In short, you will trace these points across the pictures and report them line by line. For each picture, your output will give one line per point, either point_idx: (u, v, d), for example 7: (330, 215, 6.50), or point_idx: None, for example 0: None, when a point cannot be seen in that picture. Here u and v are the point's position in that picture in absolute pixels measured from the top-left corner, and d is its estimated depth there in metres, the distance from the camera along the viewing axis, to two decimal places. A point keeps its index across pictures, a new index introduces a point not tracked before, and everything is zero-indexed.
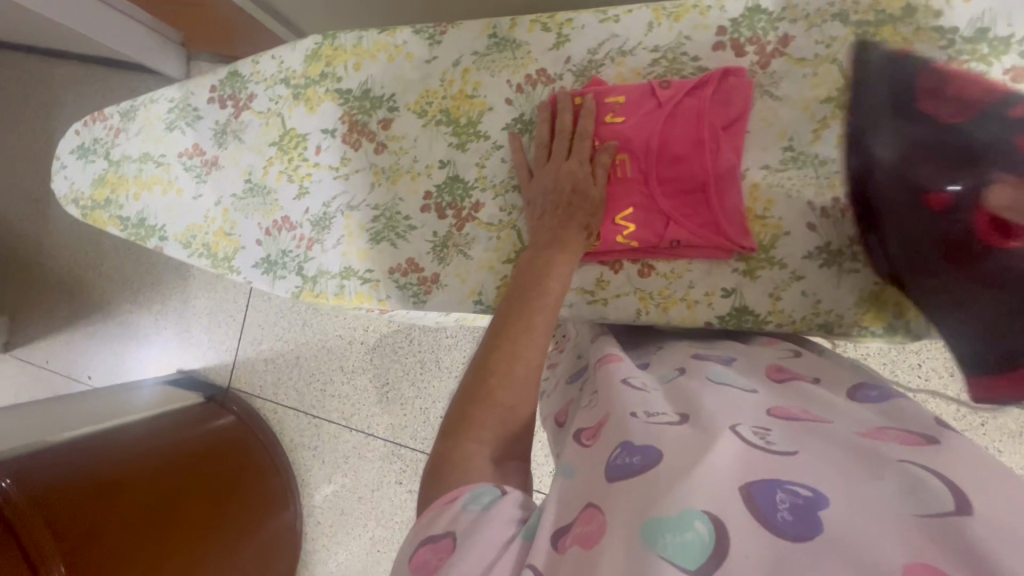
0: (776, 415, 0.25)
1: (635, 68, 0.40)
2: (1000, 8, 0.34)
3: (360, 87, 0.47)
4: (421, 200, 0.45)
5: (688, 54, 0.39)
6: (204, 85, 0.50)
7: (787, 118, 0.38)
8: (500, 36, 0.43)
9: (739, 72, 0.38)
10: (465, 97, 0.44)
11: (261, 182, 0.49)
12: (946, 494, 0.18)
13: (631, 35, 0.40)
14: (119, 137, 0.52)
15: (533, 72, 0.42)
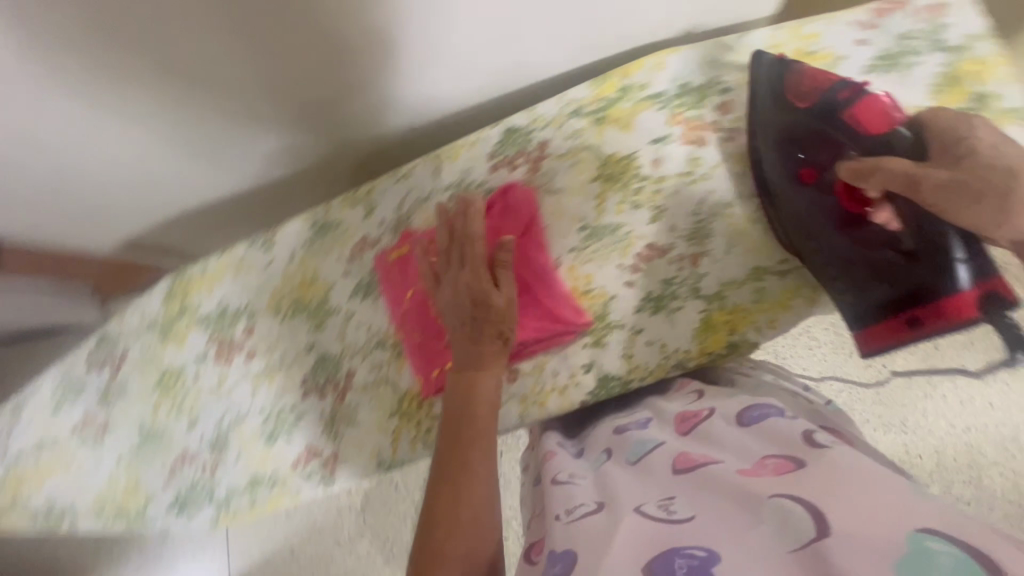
0: (678, 472, 0.31)
1: (437, 210, 0.45)
2: (687, 66, 0.41)
3: (218, 307, 0.50)
4: (300, 388, 0.47)
5: (475, 183, 0.45)
6: (80, 359, 0.52)
7: (572, 205, 0.42)
8: (320, 222, 0.48)
9: (515, 186, 0.43)
10: (308, 284, 0.48)
11: (153, 428, 0.50)
12: (809, 520, 0.23)
13: (424, 184, 0.46)
14: (12, 435, 0.53)
15: (358, 241, 0.47)
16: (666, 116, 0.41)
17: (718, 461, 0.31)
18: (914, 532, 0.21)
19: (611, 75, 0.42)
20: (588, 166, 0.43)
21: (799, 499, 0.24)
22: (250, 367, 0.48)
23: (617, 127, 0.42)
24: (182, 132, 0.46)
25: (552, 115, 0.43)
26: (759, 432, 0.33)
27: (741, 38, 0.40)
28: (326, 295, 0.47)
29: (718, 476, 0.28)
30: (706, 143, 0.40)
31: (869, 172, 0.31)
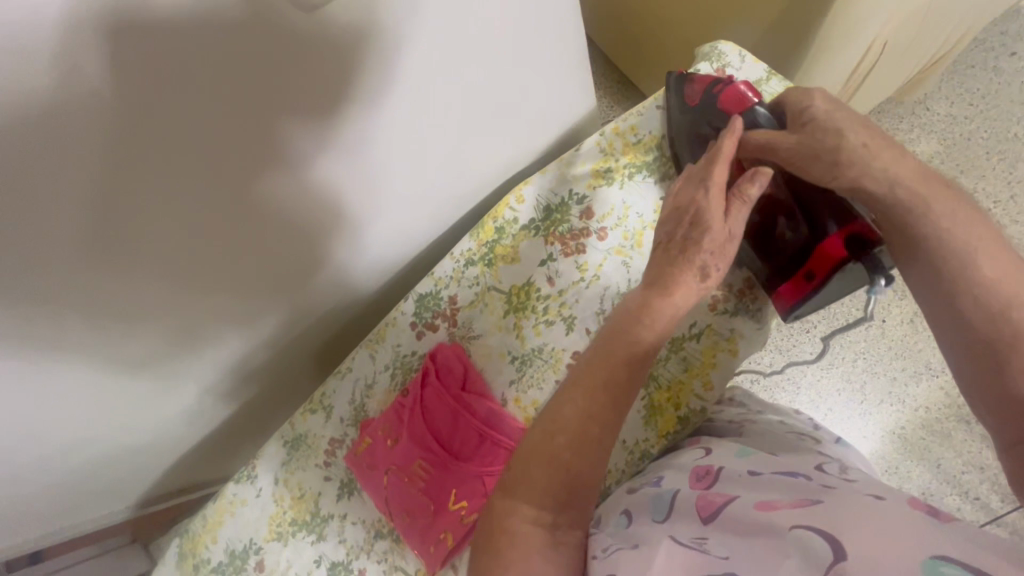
0: (708, 518, 0.32)
1: (385, 391, 0.49)
2: (541, 192, 0.46)
3: (226, 553, 0.51)
4: None
5: (408, 355, 0.48)
6: None
7: (496, 344, 0.46)
8: (291, 439, 0.51)
9: (441, 347, 0.47)
10: (298, 500, 0.50)
11: None
12: (831, 551, 0.25)
13: (366, 372, 0.49)
14: None
15: (327, 445, 0.50)
16: (542, 239, 0.46)
17: (735, 498, 0.32)
18: (930, 559, 0.23)
19: (484, 221, 0.47)
20: (495, 307, 0.47)
21: (818, 530, 0.26)
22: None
23: (507, 263, 0.46)
24: (135, 411, 0.50)
25: (450, 274, 0.48)
26: (776, 479, 0.33)
27: (575, 153, 0.46)
28: (315, 504, 0.50)
29: (739, 514, 0.30)
30: (585, 248, 0.45)
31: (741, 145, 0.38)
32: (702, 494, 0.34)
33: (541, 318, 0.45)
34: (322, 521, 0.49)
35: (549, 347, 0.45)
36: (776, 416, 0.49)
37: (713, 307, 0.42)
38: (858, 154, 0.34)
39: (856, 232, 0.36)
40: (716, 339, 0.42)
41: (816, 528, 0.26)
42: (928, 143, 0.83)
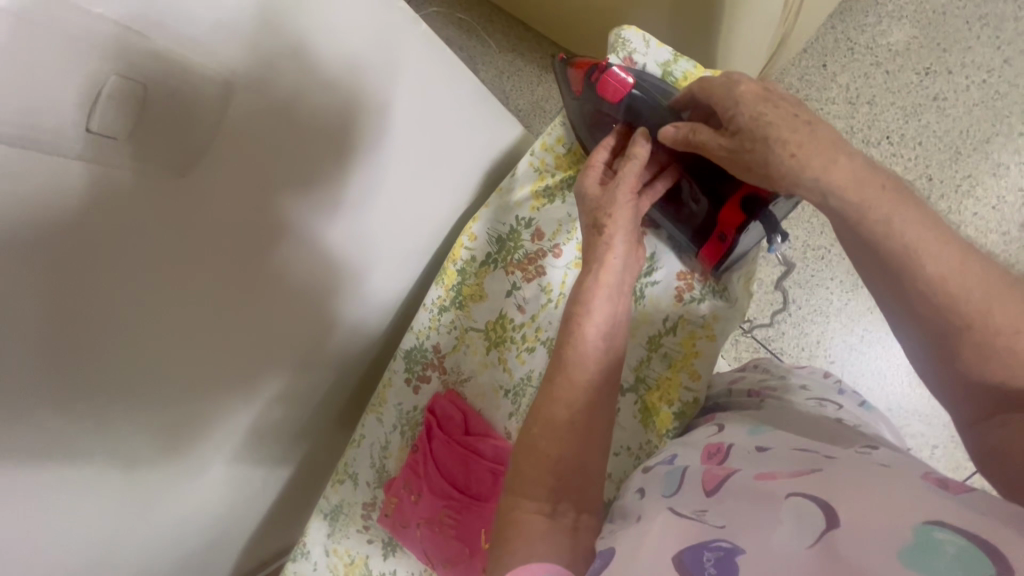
0: (710, 489, 0.31)
1: (399, 449, 0.51)
2: (490, 224, 0.46)
3: None
4: None
5: (411, 411, 0.50)
6: None
7: (489, 381, 0.47)
8: (329, 512, 0.54)
9: (438, 398, 0.48)
10: (350, 565, 0.53)
11: None
12: (821, 516, 0.25)
13: (378, 436, 0.51)
14: None
15: (362, 509, 0.52)
16: (502, 270, 0.46)
17: (738, 470, 0.32)
18: (922, 526, 0.22)
19: (445, 266, 0.47)
20: (477, 347, 0.48)
21: (814, 497, 0.26)
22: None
23: (476, 301, 0.47)
24: (192, 532, 0.53)
25: (427, 324, 0.49)
26: (789, 454, 0.32)
27: (513, 179, 0.46)
28: (367, 566, 0.52)
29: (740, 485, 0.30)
30: (545, 269, 0.45)
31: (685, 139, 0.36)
32: (709, 469, 0.33)
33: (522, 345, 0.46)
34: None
35: (535, 374, 0.45)
36: (799, 381, 0.48)
37: (679, 299, 0.42)
38: (788, 166, 0.31)
39: (752, 195, 0.37)
40: (689, 330, 0.42)
41: (816, 499, 0.26)
42: (902, 29, 0.74)
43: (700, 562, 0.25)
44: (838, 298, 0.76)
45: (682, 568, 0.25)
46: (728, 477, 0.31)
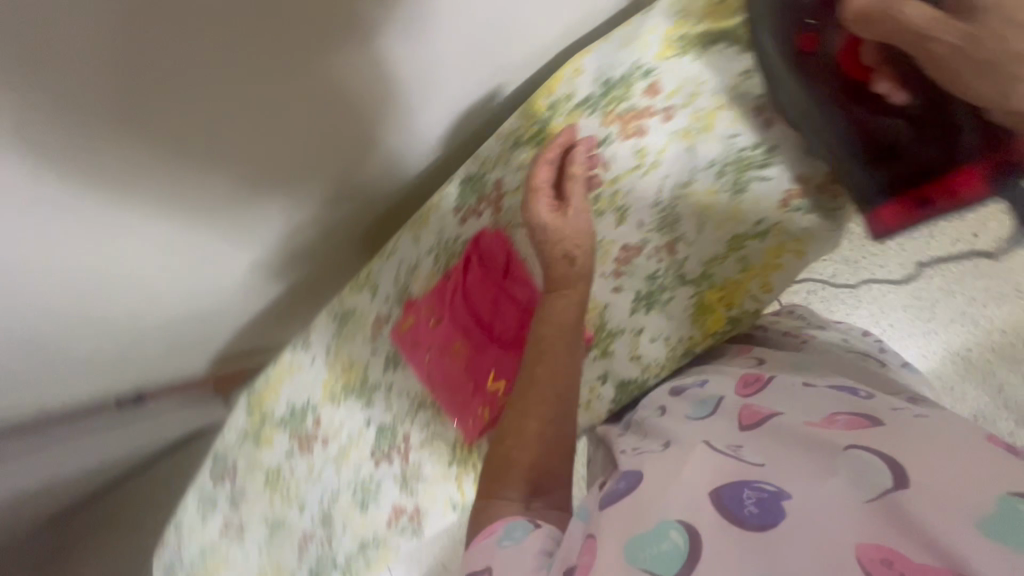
0: (748, 424, 0.41)
1: (426, 273, 0.49)
2: (606, 62, 0.40)
3: (287, 408, 0.58)
4: (371, 459, 0.56)
5: (451, 237, 0.48)
6: (204, 479, 0.64)
7: (547, 236, 0.46)
8: (337, 313, 0.53)
9: (484, 233, 0.47)
10: (348, 370, 0.54)
11: (279, 519, 0.61)
12: (892, 473, 0.31)
13: (405, 254, 0.49)
14: (179, 549, 0.67)
15: (371, 320, 0.52)
16: (599, 116, 0.42)
17: (780, 413, 0.41)
18: (1008, 497, 0.28)
19: (535, 97, 0.43)
20: (544, 196, 0.45)
21: (879, 453, 0.33)
22: (328, 452, 0.57)
23: (558, 144, 0.43)
24: (195, 297, 0.56)
25: (495, 154, 0.45)
26: (829, 411, 0.40)
27: (646, 15, 0.39)
28: (364, 373, 0.54)
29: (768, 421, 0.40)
30: (645, 131, 0.41)
31: (878, 17, 0.29)
32: (747, 408, 0.43)
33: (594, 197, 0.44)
34: (369, 387, 0.54)
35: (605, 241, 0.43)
36: (839, 337, 0.55)
37: (784, 203, 0.39)
38: None
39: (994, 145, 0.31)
40: (741, 246, 0.43)
41: (863, 445, 0.34)
42: None
43: (740, 499, 0.33)
44: (882, 289, 0.72)
45: (722, 503, 0.33)
46: (768, 419, 0.40)
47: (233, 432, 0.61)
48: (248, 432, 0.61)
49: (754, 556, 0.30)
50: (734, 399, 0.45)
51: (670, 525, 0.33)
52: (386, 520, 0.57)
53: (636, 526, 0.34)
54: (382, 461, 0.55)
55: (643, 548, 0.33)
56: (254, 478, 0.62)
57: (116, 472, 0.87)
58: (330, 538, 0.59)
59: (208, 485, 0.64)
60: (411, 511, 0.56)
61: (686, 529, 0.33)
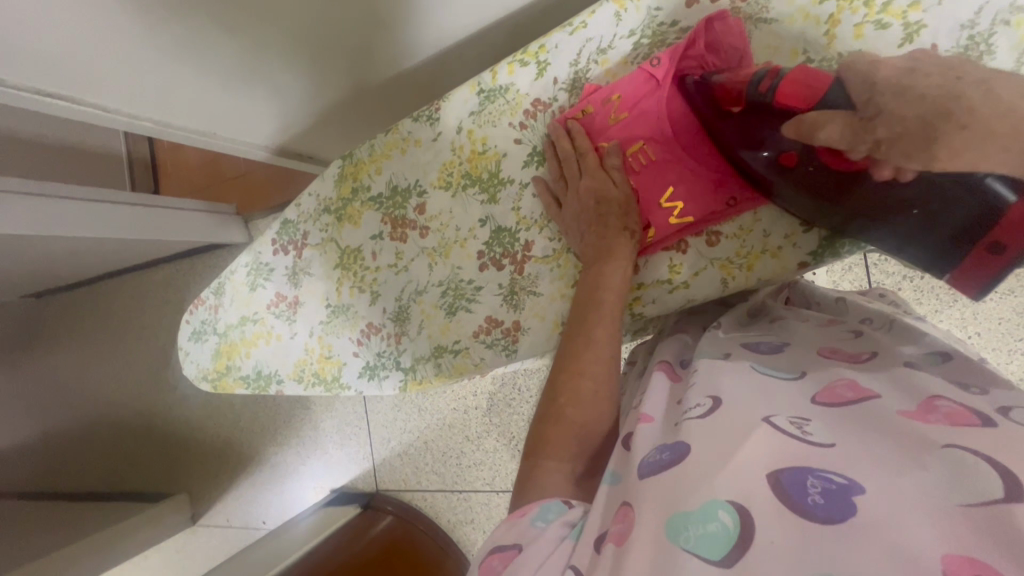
0: (821, 402, 0.46)
1: (619, 59, 0.92)
2: None
3: (389, 184, 1.10)
4: (477, 258, 1.05)
5: (665, 23, 0.88)
6: (267, 245, 1.20)
7: (795, 32, 0.81)
8: (485, 89, 0.99)
9: (719, 17, 0.81)
10: (480, 157, 1.03)
11: (340, 304, 1.16)
12: (997, 481, 0.32)
13: (603, 35, 0.91)
14: (271, 295, 1.21)
15: (530, 104, 0.98)
16: None
17: (871, 399, 0.45)
18: None
19: None
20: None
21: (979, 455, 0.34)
22: (417, 237, 1.09)
23: None
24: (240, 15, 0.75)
25: None
26: (914, 400, 0.43)
27: None
28: (494, 163, 1.02)
29: (851, 407, 0.44)
30: None
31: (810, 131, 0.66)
32: (827, 391, 0.48)
33: (869, 26, 0.77)
34: (497, 177, 1.02)
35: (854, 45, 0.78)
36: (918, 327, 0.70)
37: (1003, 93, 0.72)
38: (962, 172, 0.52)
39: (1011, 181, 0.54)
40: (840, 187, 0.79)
41: (962, 444, 0.35)
42: None
43: (803, 490, 0.36)
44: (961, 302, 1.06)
45: (781, 494, 0.36)
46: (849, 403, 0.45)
47: (277, 243, 1.19)
48: (322, 204, 1.15)
49: (816, 546, 0.32)
50: (814, 378, 0.52)
51: (719, 509, 0.36)
52: (490, 311, 1.05)
53: (684, 503, 0.38)
54: (504, 261, 1.03)
55: (688, 526, 0.36)
56: (322, 254, 1.16)
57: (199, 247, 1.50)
58: (358, 352, 1.16)
59: (257, 260, 1.21)
60: (508, 321, 1.04)
61: (735, 509, 0.36)
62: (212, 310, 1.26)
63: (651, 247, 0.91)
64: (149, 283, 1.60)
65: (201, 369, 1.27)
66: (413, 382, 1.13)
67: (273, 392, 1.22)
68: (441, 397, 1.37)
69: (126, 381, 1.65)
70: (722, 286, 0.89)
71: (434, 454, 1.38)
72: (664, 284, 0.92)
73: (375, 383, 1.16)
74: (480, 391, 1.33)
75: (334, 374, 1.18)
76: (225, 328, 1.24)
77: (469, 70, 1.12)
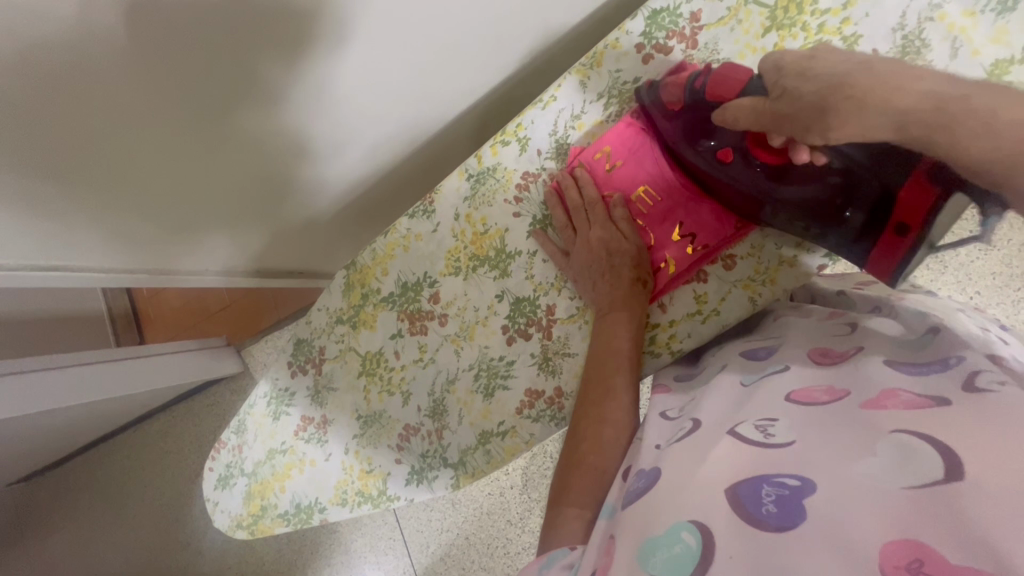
0: (797, 399, 0.50)
1: (593, 122, 1.04)
2: None
3: (398, 280, 1.18)
4: (501, 333, 1.10)
5: (624, 81, 1.01)
6: (284, 368, 1.28)
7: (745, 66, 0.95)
8: (473, 174, 1.10)
9: (683, 64, 0.94)
10: (484, 237, 1.11)
11: (371, 412, 1.22)
12: (938, 468, 0.35)
13: (574, 104, 1.04)
14: (295, 420, 1.27)
15: (522, 177, 1.09)
16: None
17: (849, 394, 0.48)
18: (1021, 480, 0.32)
19: None
20: (747, 28, 0.95)
21: (923, 440, 0.38)
22: (433, 323, 1.16)
23: None
24: (226, 175, 0.88)
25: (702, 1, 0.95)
26: (880, 388, 0.46)
27: None
28: (501, 238, 1.10)
29: (820, 407, 0.48)
30: None
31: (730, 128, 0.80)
32: (804, 390, 0.52)
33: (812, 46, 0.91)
34: (504, 250, 1.10)
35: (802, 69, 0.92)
36: (929, 308, 0.70)
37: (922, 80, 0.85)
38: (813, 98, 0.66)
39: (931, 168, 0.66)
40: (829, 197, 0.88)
41: (910, 429, 0.39)
42: None
43: (760, 497, 0.39)
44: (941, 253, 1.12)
45: (738, 498, 0.39)
46: (825, 400, 0.48)
47: (293, 365, 1.27)
48: (334, 316, 1.23)
49: (770, 549, 0.35)
50: (797, 374, 0.56)
51: (683, 525, 0.40)
52: (529, 383, 1.08)
53: (653, 530, 0.41)
54: (531, 330, 1.08)
55: (658, 551, 0.39)
56: (343, 365, 1.24)
57: (198, 386, 1.61)
58: (402, 458, 1.19)
59: (275, 388, 1.28)
60: (549, 389, 1.06)
61: (697, 528, 0.39)
62: (235, 451, 1.31)
63: (672, 282, 0.97)
64: (162, 430, 1.68)
65: (233, 517, 1.30)
66: (466, 477, 1.13)
67: (317, 521, 1.23)
68: (473, 491, 1.39)
69: (150, 537, 1.65)
70: (751, 304, 0.94)
71: (478, 548, 1.37)
72: (695, 316, 0.97)
73: (426, 486, 1.17)
74: (512, 469, 1.36)
75: (378, 488, 1.20)
76: (253, 467, 1.29)
77: (438, 171, 1.25)
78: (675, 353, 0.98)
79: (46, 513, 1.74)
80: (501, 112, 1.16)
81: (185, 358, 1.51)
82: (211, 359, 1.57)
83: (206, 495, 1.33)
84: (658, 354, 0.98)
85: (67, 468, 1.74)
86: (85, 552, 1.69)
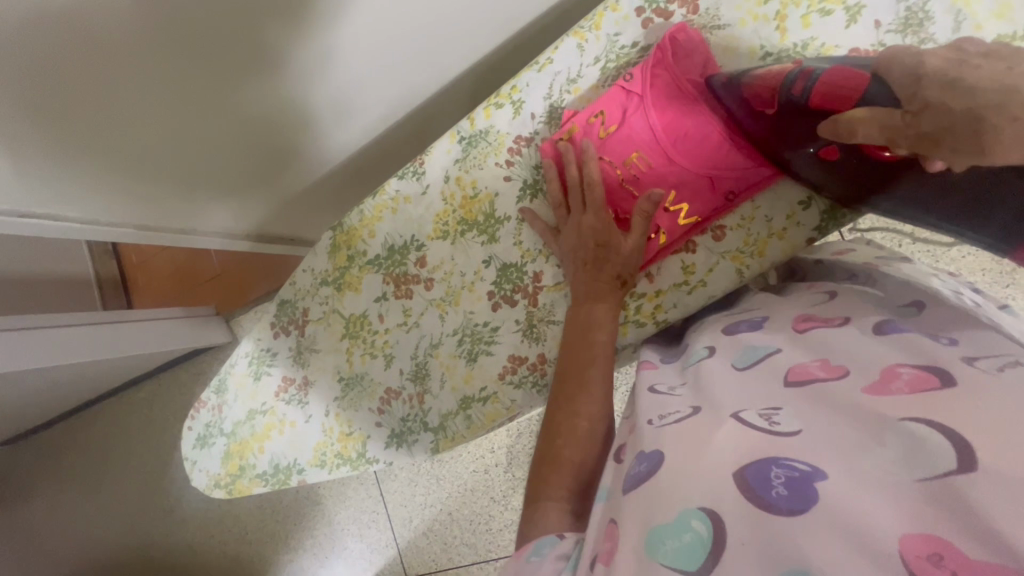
0: (792, 381, 0.52)
1: (588, 84, 1.00)
2: None
3: (384, 241, 1.15)
4: (486, 300, 1.09)
5: (622, 45, 0.98)
6: (267, 328, 1.26)
7: (748, 33, 0.91)
8: (465, 136, 1.07)
9: (681, 29, 0.91)
10: (473, 201, 1.09)
11: (353, 375, 1.21)
12: (947, 451, 0.36)
13: (570, 66, 1.01)
14: (276, 381, 1.26)
15: (512, 140, 1.05)
16: None
17: (846, 371, 0.50)
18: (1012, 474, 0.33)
19: None
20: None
21: (926, 422, 0.39)
22: (416, 287, 1.14)
23: None
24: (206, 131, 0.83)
25: None
26: (875, 372, 0.48)
27: None
28: (489, 201, 1.08)
29: (814, 387, 0.49)
30: None
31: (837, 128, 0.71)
32: (798, 368, 0.53)
33: (814, 15, 0.88)
34: (490, 215, 1.08)
35: (800, 41, 0.89)
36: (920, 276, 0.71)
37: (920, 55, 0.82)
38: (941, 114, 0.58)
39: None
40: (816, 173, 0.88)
41: (917, 417, 0.40)
42: None
43: (769, 483, 0.40)
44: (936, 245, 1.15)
45: (746, 485, 0.41)
46: (819, 381, 0.50)
47: (276, 326, 1.25)
48: (319, 278, 1.21)
49: (780, 538, 0.37)
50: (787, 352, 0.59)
51: (693, 513, 0.42)
52: (513, 350, 1.08)
53: (659, 517, 0.43)
54: (516, 296, 1.07)
55: (667, 539, 0.41)
56: (326, 327, 1.22)
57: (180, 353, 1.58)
58: (382, 421, 1.19)
59: (257, 347, 1.27)
60: (531, 356, 1.07)
61: (708, 516, 0.41)
62: (215, 411, 1.30)
63: (660, 252, 0.96)
64: (135, 393, 1.65)
65: (211, 476, 1.30)
66: (446, 442, 1.14)
67: (295, 482, 1.24)
68: (457, 462, 1.42)
69: (128, 498, 1.65)
70: (738, 275, 0.94)
71: (457, 515, 1.40)
72: (682, 286, 0.97)
73: (406, 450, 1.18)
74: (496, 446, 1.39)
75: (358, 451, 1.21)
76: (232, 428, 1.28)
77: (431, 134, 1.21)
78: (659, 324, 0.98)
79: (20, 467, 1.72)
80: (499, 74, 1.12)
81: (171, 321, 1.48)
82: (198, 326, 1.53)
83: (186, 454, 1.34)
84: (643, 325, 0.99)
85: (47, 435, 1.71)
86: (65, 518, 1.68)
